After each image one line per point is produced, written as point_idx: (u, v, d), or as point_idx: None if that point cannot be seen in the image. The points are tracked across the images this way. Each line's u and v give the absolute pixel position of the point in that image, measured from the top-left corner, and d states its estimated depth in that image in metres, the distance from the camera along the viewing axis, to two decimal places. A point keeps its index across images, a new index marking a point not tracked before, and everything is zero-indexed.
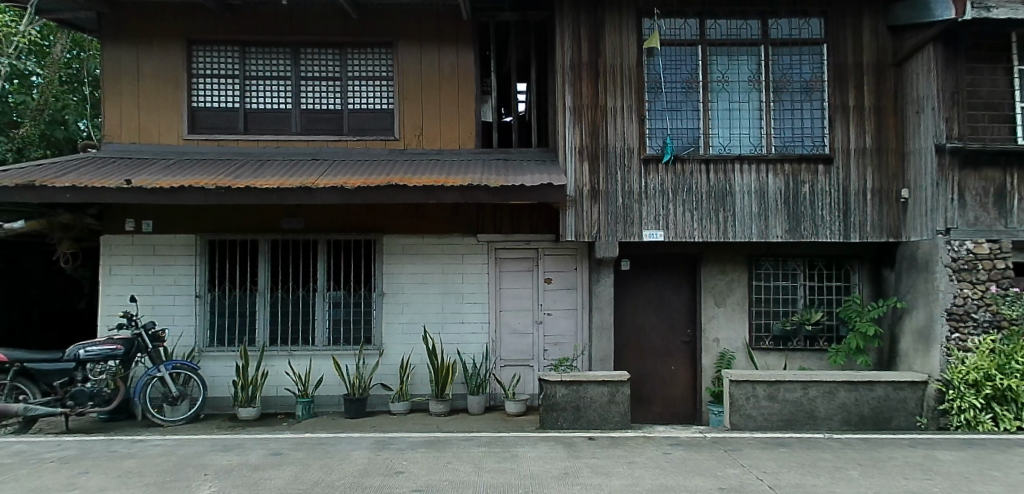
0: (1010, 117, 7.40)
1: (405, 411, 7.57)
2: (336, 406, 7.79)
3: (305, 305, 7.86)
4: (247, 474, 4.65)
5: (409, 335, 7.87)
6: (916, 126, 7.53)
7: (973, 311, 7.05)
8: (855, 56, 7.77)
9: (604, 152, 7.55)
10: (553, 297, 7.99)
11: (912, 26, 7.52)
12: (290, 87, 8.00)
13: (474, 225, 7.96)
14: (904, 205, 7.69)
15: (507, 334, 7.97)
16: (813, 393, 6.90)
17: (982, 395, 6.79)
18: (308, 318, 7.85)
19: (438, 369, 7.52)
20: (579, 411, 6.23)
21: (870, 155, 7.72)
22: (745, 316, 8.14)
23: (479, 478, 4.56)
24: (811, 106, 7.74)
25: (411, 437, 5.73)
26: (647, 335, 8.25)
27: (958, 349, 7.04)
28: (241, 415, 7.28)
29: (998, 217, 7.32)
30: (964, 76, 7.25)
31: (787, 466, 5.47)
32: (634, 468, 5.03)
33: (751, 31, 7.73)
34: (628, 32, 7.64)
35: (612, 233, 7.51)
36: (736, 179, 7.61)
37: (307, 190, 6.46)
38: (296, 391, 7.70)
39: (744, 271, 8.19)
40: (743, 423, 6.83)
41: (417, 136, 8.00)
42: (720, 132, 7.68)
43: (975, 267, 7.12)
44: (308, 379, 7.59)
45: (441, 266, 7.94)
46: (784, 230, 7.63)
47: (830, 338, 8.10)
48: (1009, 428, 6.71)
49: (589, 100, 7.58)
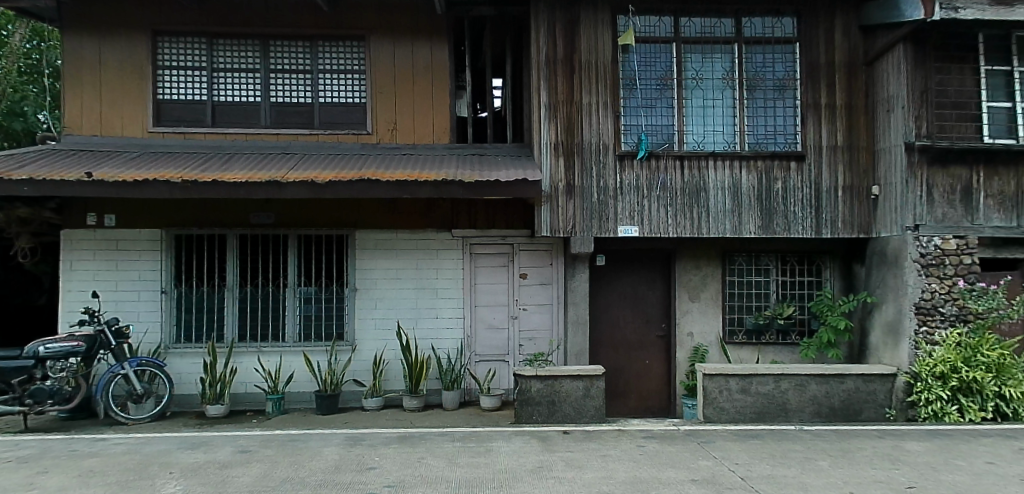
0: (976, 116, 7.64)
1: (378, 407, 7.53)
2: (308, 402, 7.74)
3: (276, 301, 7.77)
4: (214, 472, 4.57)
5: (382, 330, 7.83)
6: (885, 124, 7.68)
7: (941, 306, 7.23)
8: (827, 54, 7.89)
9: (579, 148, 7.57)
10: (528, 292, 8.00)
11: (883, 26, 7.68)
12: (259, 80, 7.90)
13: (449, 220, 7.93)
14: (874, 201, 7.85)
15: (482, 329, 7.97)
16: (785, 385, 7.00)
17: (949, 387, 6.94)
18: (279, 314, 7.77)
19: (412, 364, 7.49)
20: (554, 406, 6.25)
21: (841, 152, 7.85)
22: (719, 311, 8.23)
23: (452, 473, 4.54)
24: (784, 104, 7.84)
25: (384, 433, 5.69)
26: (621, 329, 8.30)
27: (926, 342, 7.19)
28: (209, 412, 7.20)
29: (965, 213, 7.55)
30: (933, 75, 7.42)
31: (758, 458, 5.56)
32: (608, 461, 5.07)
33: (725, 29, 7.81)
34: (603, 29, 7.67)
35: (586, 228, 7.54)
36: (710, 176, 7.69)
37: (277, 184, 6.39)
38: (266, 387, 7.64)
39: (717, 266, 8.28)
40: (716, 416, 6.91)
41: (391, 131, 7.95)
42: (695, 128, 7.75)
43: (943, 262, 7.32)
44: (279, 376, 7.51)
45: (415, 261, 7.91)
46: (757, 225, 7.73)
47: (801, 332, 8.22)
48: (975, 418, 6.91)
49: (564, 96, 7.59)
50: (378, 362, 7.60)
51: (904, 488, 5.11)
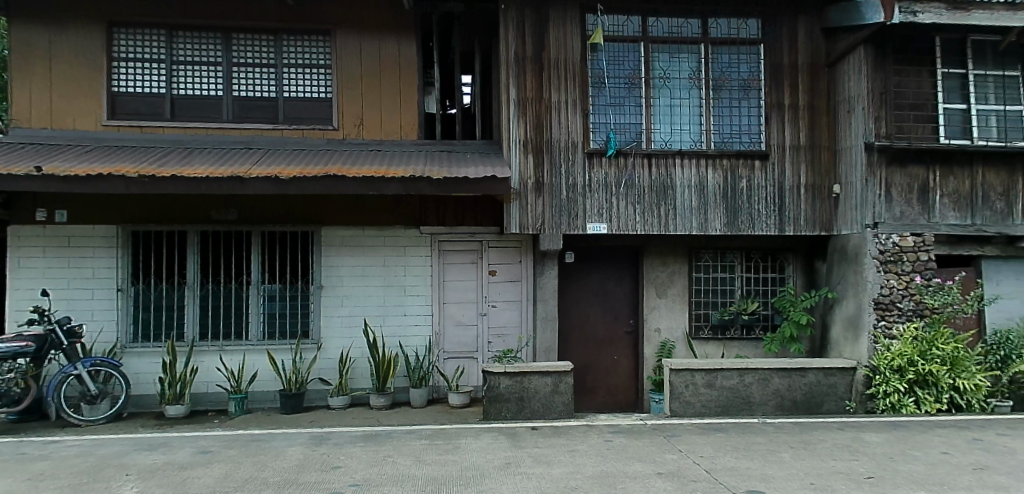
0: (932, 117, 7.91)
1: (345, 406, 7.45)
2: (272, 401, 7.62)
3: (239, 299, 7.65)
4: (173, 473, 4.48)
5: (349, 328, 7.76)
6: (846, 125, 7.88)
7: (898, 301, 7.45)
8: (791, 56, 8.05)
9: (548, 145, 7.60)
10: (497, 289, 8.00)
11: (844, 29, 7.88)
12: (221, 73, 7.74)
13: (417, 217, 7.88)
14: (835, 199, 8.05)
15: (450, 326, 7.94)
16: (749, 379, 7.14)
17: (906, 380, 7.16)
18: (242, 312, 7.64)
19: (380, 362, 7.46)
20: (523, 402, 6.27)
21: (804, 151, 8.03)
22: (686, 307, 8.35)
23: (420, 471, 4.53)
24: (749, 104, 7.99)
25: (350, 432, 5.64)
26: (590, 325, 8.36)
27: (885, 336, 7.43)
28: (168, 412, 7.04)
29: (922, 211, 7.85)
30: (892, 77, 7.64)
31: (723, 451, 5.69)
32: (576, 456, 5.11)
33: (692, 29, 7.91)
34: (572, 27, 7.70)
35: (555, 225, 7.58)
36: (678, 174, 7.79)
37: (239, 180, 6.27)
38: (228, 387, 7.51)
39: (684, 263, 8.39)
40: (682, 410, 7.01)
41: (356, 126, 7.86)
42: (662, 127, 7.84)
43: (901, 259, 7.53)
44: (241, 375, 7.39)
45: (382, 258, 7.85)
46: (722, 223, 7.87)
47: (765, 327, 8.39)
48: (930, 410, 7.13)
49: (533, 93, 7.60)
50: (344, 360, 7.54)
51: (863, 478, 5.33)
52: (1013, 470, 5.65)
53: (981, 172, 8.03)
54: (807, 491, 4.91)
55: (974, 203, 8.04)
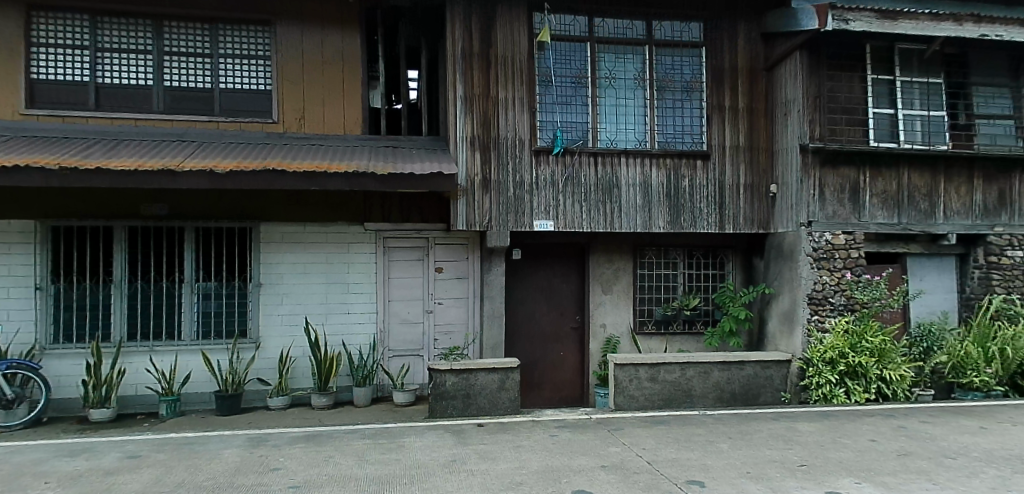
0: (862, 121, 8.33)
1: (284, 407, 7.31)
2: (207, 403, 7.39)
3: (170, 297, 7.38)
4: (98, 479, 4.28)
5: (290, 326, 7.58)
6: (782, 127, 8.19)
7: (830, 296, 7.84)
8: (731, 59, 8.30)
9: (495, 142, 7.61)
10: (443, 286, 7.96)
11: (780, 34, 8.18)
12: (152, 62, 7.42)
13: (362, 213, 7.77)
14: (772, 199, 8.36)
15: (395, 324, 7.86)
16: (690, 373, 7.33)
17: (837, 371, 7.49)
18: (174, 311, 7.38)
19: (322, 361, 7.33)
20: (469, 399, 6.27)
21: (743, 152, 8.30)
22: (630, 303, 8.51)
23: (362, 470, 4.48)
24: (690, 105, 8.20)
25: (289, 432, 5.52)
26: (536, 321, 8.42)
27: (818, 330, 7.79)
28: (92, 417, 6.73)
29: (853, 211, 8.24)
30: (826, 82, 7.99)
31: (664, 442, 5.86)
32: (522, 451, 5.14)
33: (637, 31, 8.06)
34: (519, 25, 7.72)
35: (502, 222, 7.60)
36: (623, 173, 7.93)
37: (171, 174, 6.04)
38: (159, 389, 7.24)
39: (629, 260, 8.55)
40: (626, 404, 7.15)
41: (298, 120, 7.70)
42: (608, 126, 7.96)
43: (833, 256, 7.93)
44: (173, 376, 7.14)
45: (324, 255, 7.70)
46: (665, 221, 8.05)
47: (706, 322, 8.64)
48: (860, 400, 7.50)
49: (480, 90, 7.59)
50: (285, 360, 7.38)
51: (796, 466, 5.62)
52: (933, 455, 6.03)
53: (907, 174, 8.53)
54: (743, 480, 5.18)
55: (900, 204, 8.50)
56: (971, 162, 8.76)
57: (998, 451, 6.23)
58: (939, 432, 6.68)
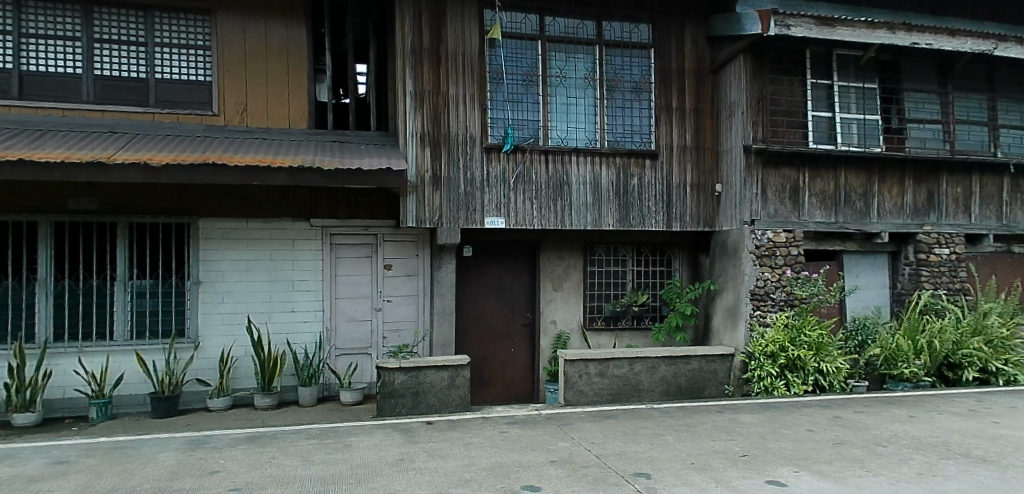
0: (803, 123, 8.64)
1: (225, 407, 7.14)
2: (141, 405, 7.14)
3: (101, 296, 7.07)
4: (20, 487, 4.06)
5: (231, 325, 7.38)
6: (727, 128, 8.44)
7: (771, 292, 8.12)
8: (678, 61, 8.49)
9: (445, 139, 7.57)
10: (392, 283, 7.87)
11: (726, 38, 8.41)
12: (81, 50, 7.07)
13: (308, 209, 7.62)
14: (717, 197, 8.60)
15: (343, 322, 7.74)
16: (638, 368, 7.48)
17: (777, 364, 7.79)
18: (105, 310, 7.06)
19: (265, 360, 7.16)
20: (418, 397, 6.23)
21: (689, 152, 8.51)
22: (580, 299, 8.62)
23: (307, 471, 4.39)
24: (639, 105, 8.34)
25: (231, 434, 5.36)
26: (487, 318, 8.43)
27: (759, 324, 8.06)
28: (15, 421, 6.44)
29: (793, 210, 8.55)
30: (768, 86, 8.27)
31: (612, 436, 5.97)
32: (471, 449, 5.15)
33: (587, 31, 8.14)
34: (470, 22, 7.71)
35: (452, 219, 7.58)
36: (573, 171, 8.01)
37: (102, 166, 5.78)
38: (89, 391, 6.93)
39: (579, 257, 8.65)
40: (575, 399, 7.23)
41: (240, 113, 7.48)
42: (558, 124, 8.02)
43: (774, 253, 8.22)
44: (104, 378, 6.87)
45: (268, 251, 7.51)
46: (615, 219, 8.18)
47: (654, 317, 8.82)
48: (798, 391, 7.79)
49: (431, 86, 7.54)
50: (225, 360, 7.20)
51: (738, 456, 5.83)
52: (866, 444, 6.34)
53: (843, 175, 8.92)
54: (688, 471, 5.35)
55: (837, 204, 8.88)
56: (902, 164, 9.22)
57: (925, 438, 6.59)
58: (872, 421, 7.01)
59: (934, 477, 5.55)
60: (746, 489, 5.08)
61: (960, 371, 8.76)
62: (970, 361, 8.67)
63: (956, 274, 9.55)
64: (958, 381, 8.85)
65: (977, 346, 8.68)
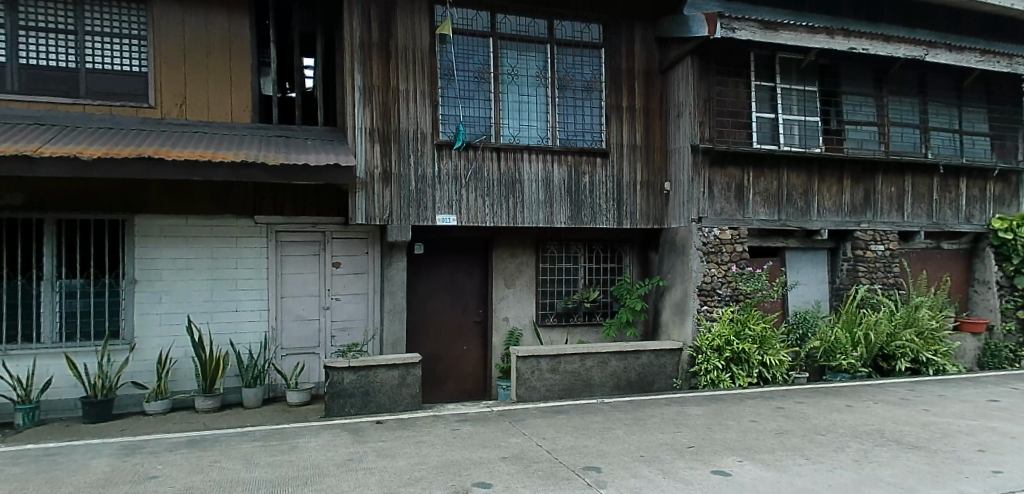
0: (747, 124, 8.90)
1: (164, 410, 6.88)
2: (72, 410, 6.81)
3: (27, 296, 6.71)
4: None
5: (170, 326, 7.13)
6: (675, 128, 8.63)
7: (718, 288, 8.36)
8: (628, 61, 8.63)
9: (395, 135, 7.50)
10: (340, 281, 7.74)
11: (673, 39, 8.60)
12: (4, 37, 6.70)
13: (252, 205, 7.42)
14: (666, 196, 8.80)
15: (289, 321, 7.57)
16: (589, 363, 7.58)
17: (723, 357, 8.00)
18: (31, 311, 6.71)
19: (206, 362, 6.94)
20: (368, 396, 6.15)
21: (639, 151, 8.66)
22: (533, 296, 8.67)
23: (251, 474, 4.29)
24: (590, 104, 8.43)
25: (169, 438, 5.18)
26: (439, 316, 8.39)
27: (706, 319, 8.29)
28: None
29: (738, 208, 8.81)
30: (714, 87, 8.50)
31: (563, 431, 6.05)
32: (422, 447, 5.12)
33: (538, 29, 8.18)
34: (420, 17, 7.65)
35: (403, 216, 7.51)
36: (525, 168, 8.05)
37: (27, 160, 5.49)
38: (14, 397, 6.58)
39: (531, 254, 8.69)
40: (527, 395, 7.26)
41: (179, 106, 7.23)
42: (510, 122, 8.04)
43: (720, 250, 8.45)
44: (31, 383, 6.53)
45: (209, 249, 7.29)
46: (566, 217, 8.26)
47: (605, 313, 8.95)
48: (743, 384, 8.02)
49: (380, 81, 7.45)
50: (164, 361, 6.95)
51: (685, 448, 6.00)
52: (806, 432, 6.60)
53: (786, 175, 9.25)
54: (637, 463, 5.47)
55: (780, 202, 9.20)
56: (840, 164, 9.63)
57: (860, 426, 6.91)
58: (812, 411, 7.30)
59: (868, 464, 5.83)
60: (693, 480, 5.23)
61: (894, 361, 9.21)
62: (903, 351, 9.13)
63: (890, 269, 10.02)
64: (892, 371, 9.30)
65: (909, 337, 9.15)
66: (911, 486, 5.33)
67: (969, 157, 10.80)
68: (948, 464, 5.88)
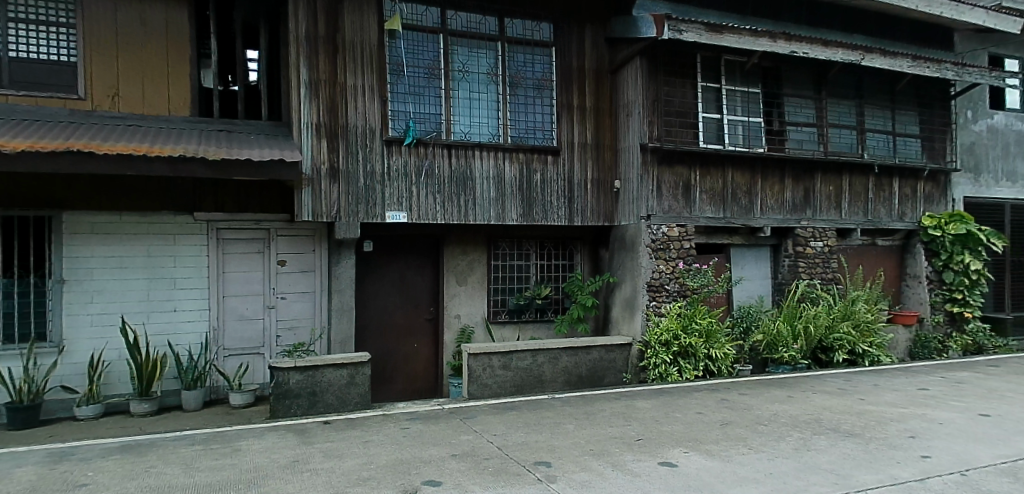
0: (693, 124, 9.12)
1: (96, 415, 6.59)
2: None
3: None
4: None
5: (102, 327, 6.84)
6: (625, 127, 8.78)
7: (666, 284, 8.59)
8: (579, 60, 8.72)
9: (343, 130, 7.38)
10: (286, 280, 7.57)
11: (622, 40, 8.73)
12: None
13: (191, 201, 7.18)
14: (616, 193, 8.94)
15: (232, 321, 7.36)
16: (541, 359, 7.64)
17: (671, 351, 8.20)
18: None
19: (142, 364, 6.69)
20: (315, 396, 6.05)
21: (590, 149, 8.77)
22: (484, 293, 8.68)
23: (190, 479, 4.16)
24: (541, 102, 8.49)
25: (102, 444, 4.97)
26: (389, 314, 8.31)
27: (655, 314, 8.49)
28: None
29: (685, 206, 9.03)
30: (662, 87, 8.68)
31: (514, 427, 6.08)
32: (371, 446, 5.07)
33: (489, 26, 8.17)
34: (368, 12, 7.55)
35: (352, 213, 7.40)
36: (477, 165, 8.05)
37: None
38: None
39: (483, 251, 8.70)
40: (479, 392, 7.27)
41: (112, 97, 6.92)
42: (461, 119, 8.02)
43: (668, 247, 8.68)
44: None
45: (145, 247, 7.02)
46: (518, 214, 8.30)
47: (556, 310, 9.03)
48: (690, 377, 8.22)
49: (327, 76, 7.32)
50: (95, 364, 6.65)
51: (633, 440, 6.12)
52: (749, 423, 6.82)
53: (731, 174, 9.53)
54: (587, 457, 5.56)
55: (725, 199, 9.47)
56: (782, 163, 9.99)
57: (800, 416, 7.19)
58: (755, 402, 7.56)
59: (807, 452, 6.07)
60: (641, 472, 5.35)
61: (832, 353, 9.61)
62: (841, 343, 9.54)
63: (828, 265, 10.45)
64: (830, 362, 9.70)
65: (846, 330, 9.57)
66: (845, 472, 5.58)
67: (901, 157, 11.36)
68: (880, 450, 6.18)
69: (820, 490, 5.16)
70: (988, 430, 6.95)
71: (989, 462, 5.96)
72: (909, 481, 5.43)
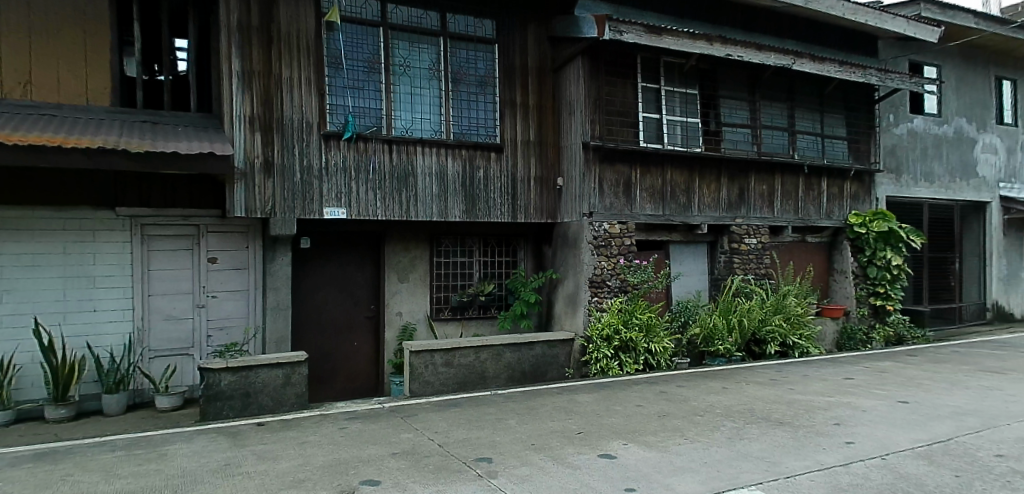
0: (633, 123, 9.32)
1: (7, 422, 6.16)
2: None
3: None
4: None
5: (13, 329, 6.45)
6: (567, 125, 8.89)
7: (608, 279, 8.72)
8: (522, 58, 8.76)
9: (278, 123, 7.19)
10: (217, 277, 7.31)
11: (564, 39, 8.84)
12: None
13: (113, 196, 6.85)
14: (559, 191, 9.04)
15: (158, 321, 7.06)
16: (484, 356, 7.66)
17: (612, 346, 8.35)
18: None
19: (58, 368, 6.30)
20: (248, 398, 5.87)
21: (533, 146, 8.83)
22: (427, 290, 8.61)
23: (110, 486, 3.97)
24: (484, 99, 8.48)
25: (13, 452, 4.68)
26: (328, 312, 8.15)
27: (597, 309, 8.64)
28: None
29: (626, 203, 9.22)
30: (603, 87, 8.82)
31: (456, 424, 6.07)
32: (307, 447, 4.96)
33: (431, 21, 8.11)
34: (304, 3, 7.37)
35: (287, 209, 7.22)
36: (418, 161, 7.98)
37: None
38: None
39: (425, 249, 8.64)
40: (421, 390, 7.21)
41: (23, 85, 6.52)
42: (402, 114, 7.93)
43: (610, 243, 8.83)
44: None
45: (60, 244, 6.67)
46: (461, 210, 8.28)
47: (500, 306, 9.06)
48: (630, 370, 8.38)
49: (261, 67, 7.11)
50: (5, 368, 6.24)
51: (574, 434, 6.21)
52: (685, 414, 7.03)
53: (670, 172, 9.79)
54: (528, 452, 5.62)
55: (664, 197, 9.72)
56: (718, 163, 10.33)
57: (734, 406, 7.46)
58: (692, 394, 7.79)
59: (739, 440, 6.31)
60: (581, 465, 5.44)
61: (765, 345, 10.00)
62: (773, 335, 9.94)
63: (761, 261, 10.87)
64: (763, 354, 10.09)
65: (778, 323, 9.98)
66: (775, 459, 5.83)
67: (829, 158, 11.93)
68: (808, 438, 6.49)
69: (751, 477, 5.37)
70: (906, 416, 7.39)
71: (905, 446, 6.34)
72: (833, 466, 5.72)
